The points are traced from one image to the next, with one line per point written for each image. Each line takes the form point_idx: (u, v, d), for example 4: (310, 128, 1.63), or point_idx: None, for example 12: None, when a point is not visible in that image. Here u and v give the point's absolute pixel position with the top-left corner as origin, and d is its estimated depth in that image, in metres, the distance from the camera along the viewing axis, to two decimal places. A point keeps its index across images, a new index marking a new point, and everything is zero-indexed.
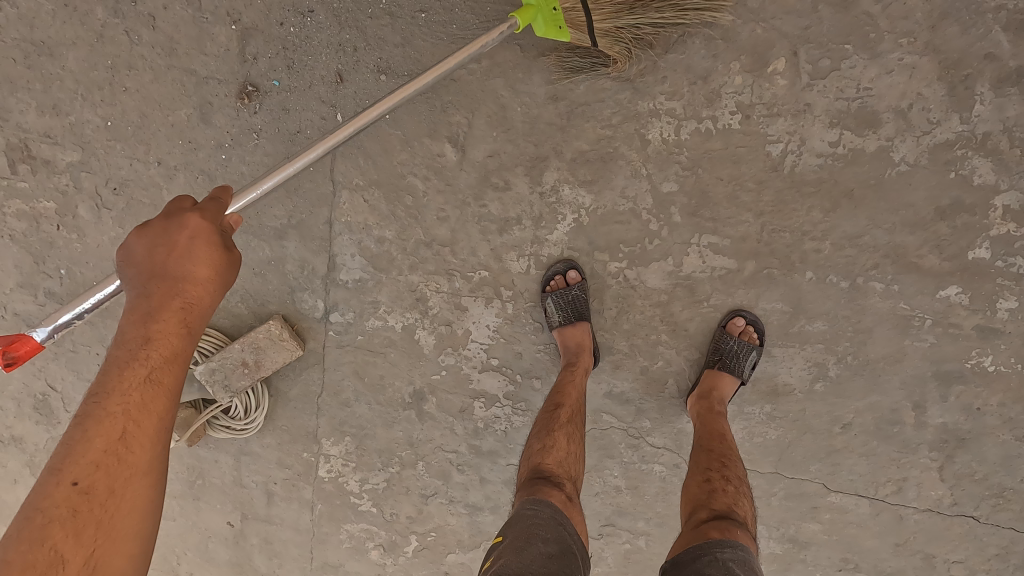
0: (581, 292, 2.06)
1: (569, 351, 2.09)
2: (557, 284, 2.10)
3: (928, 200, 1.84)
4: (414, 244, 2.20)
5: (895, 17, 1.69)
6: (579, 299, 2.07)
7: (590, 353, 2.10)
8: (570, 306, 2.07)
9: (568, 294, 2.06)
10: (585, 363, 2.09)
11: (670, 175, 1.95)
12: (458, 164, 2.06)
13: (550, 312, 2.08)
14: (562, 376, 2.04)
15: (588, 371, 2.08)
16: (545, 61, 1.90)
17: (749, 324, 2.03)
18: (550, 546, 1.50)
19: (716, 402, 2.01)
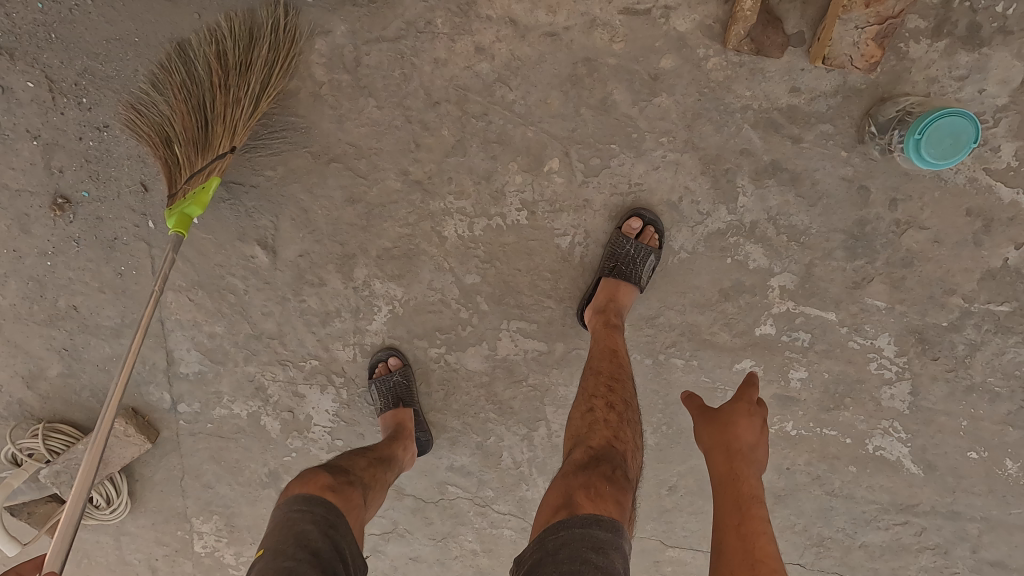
0: (403, 378, 2.12)
1: (390, 428, 2.10)
2: (381, 370, 2.15)
3: (712, 283, 1.89)
4: (244, 337, 2.24)
5: (652, 118, 1.72)
6: (399, 385, 2.12)
7: (412, 433, 2.11)
8: (389, 391, 2.13)
9: (386, 377, 2.12)
10: (407, 443, 2.08)
11: (472, 268, 1.99)
12: (272, 263, 2.09)
13: (375, 398, 2.14)
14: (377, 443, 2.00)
15: (410, 451, 2.07)
16: (336, 166, 1.92)
17: (647, 225, 1.82)
18: (315, 546, 1.38)
19: (611, 315, 1.85)
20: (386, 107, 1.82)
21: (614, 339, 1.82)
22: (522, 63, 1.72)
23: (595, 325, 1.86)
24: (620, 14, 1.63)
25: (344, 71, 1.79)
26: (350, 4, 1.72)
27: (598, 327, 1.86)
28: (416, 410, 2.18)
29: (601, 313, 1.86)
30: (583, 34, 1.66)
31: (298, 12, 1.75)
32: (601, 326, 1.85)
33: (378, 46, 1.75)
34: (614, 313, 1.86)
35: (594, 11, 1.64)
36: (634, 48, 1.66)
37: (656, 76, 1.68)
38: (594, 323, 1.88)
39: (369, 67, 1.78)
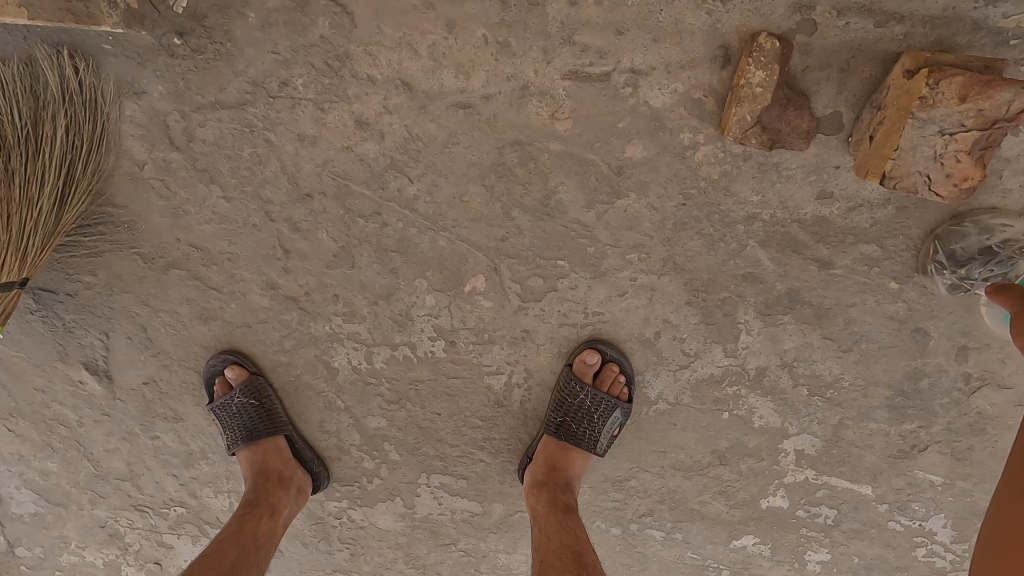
0: (244, 397, 1.41)
1: (252, 485, 1.40)
2: (220, 392, 1.44)
3: (701, 442, 1.37)
4: (87, 477, 1.70)
5: (615, 227, 1.18)
6: (247, 408, 1.42)
7: (284, 485, 1.42)
8: (239, 422, 1.43)
9: (236, 415, 1.42)
10: (276, 495, 1.40)
11: (375, 409, 1.46)
12: (109, 392, 1.55)
13: (206, 369, 1.45)
14: (227, 530, 1.30)
15: (280, 516, 1.38)
16: (178, 274, 1.37)
17: (609, 363, 1.28)
18: None
19: (560, 491, 1.28)
20: (237, 200, 1.27)
21: (571, 531, 1.20)
22: (424, 145, 1.16)
23: (537, 506, 1.26)
24: (564, 80, 1.08)
25: (170, 149, 1.24)
26: (165, 54, 1.15)
27: (540, 510, 1.26)
28: (279, 403, 1.47)
29: (544, 488, 1.28)
30: (511, 107, 1.11)
31: (95, 65, 1.18)
32: (545, 507, 1.26)
33: (216, 116, 1.19)
34: (560, 488, 1.29)
35: (526, 74, 1.08)
36: (587, 129, 1.11)
37: (620, 169, 1.13)
38: (532, 504, 1.28)
39: (207, 145, 1.22)
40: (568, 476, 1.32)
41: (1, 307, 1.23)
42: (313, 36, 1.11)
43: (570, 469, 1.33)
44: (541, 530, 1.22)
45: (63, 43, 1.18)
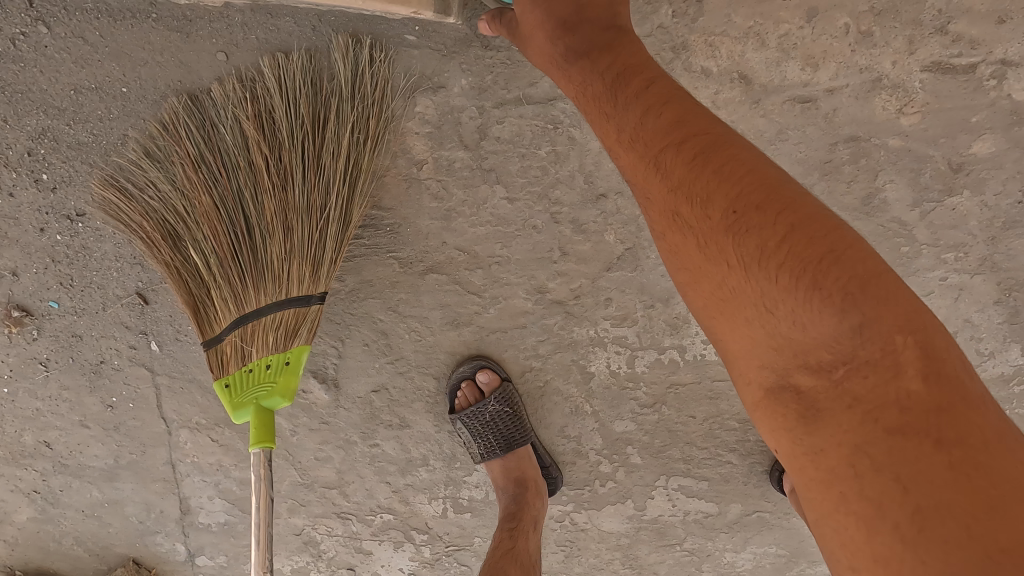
0: (500, 405, 1.36)
1: (510, 496, 1.36)
2: (466, 402, 1.39)
3: None
4: (290, 485, 1.64)
5: (938, 226, 1.13)
6: (501, 416, 1.37)
7: (540, 494, 1.37)
8: (493, 430, 1.38)
9: (490, 422, 1.38)
10: (535, 505, 1.36)
11: (625, 413, 1.41)
12: (333, 400, 1.48)
13: (453, 382, 1.39)
14: (500, 545, 1.27)
15: (542, 528, 1.34)
16: (436, 279, 1.30)
17: None
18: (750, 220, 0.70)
19: None
20: (521, 201, 1.19)
21: None
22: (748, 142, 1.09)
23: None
24: (923, 72, 1.01)
25: (458, 147, 1.15)
26: (478, 46, 1.08)
27: None
28: (524, 408, 1.41)
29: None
30: (856, 101, 1.04)
31: (391, 57, 1.10)
32: None
33: (518, 112, 1.11)
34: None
35: (882, 66, 1.02)
36: (935, 124, 1.05)
37: (959, 166, 1.08)
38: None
39: (501, 142, 1.14)
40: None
41: (301, 327, 1.18)
42: (653, 24, 1.02)
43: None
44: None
45: (360, 35, 1.10)
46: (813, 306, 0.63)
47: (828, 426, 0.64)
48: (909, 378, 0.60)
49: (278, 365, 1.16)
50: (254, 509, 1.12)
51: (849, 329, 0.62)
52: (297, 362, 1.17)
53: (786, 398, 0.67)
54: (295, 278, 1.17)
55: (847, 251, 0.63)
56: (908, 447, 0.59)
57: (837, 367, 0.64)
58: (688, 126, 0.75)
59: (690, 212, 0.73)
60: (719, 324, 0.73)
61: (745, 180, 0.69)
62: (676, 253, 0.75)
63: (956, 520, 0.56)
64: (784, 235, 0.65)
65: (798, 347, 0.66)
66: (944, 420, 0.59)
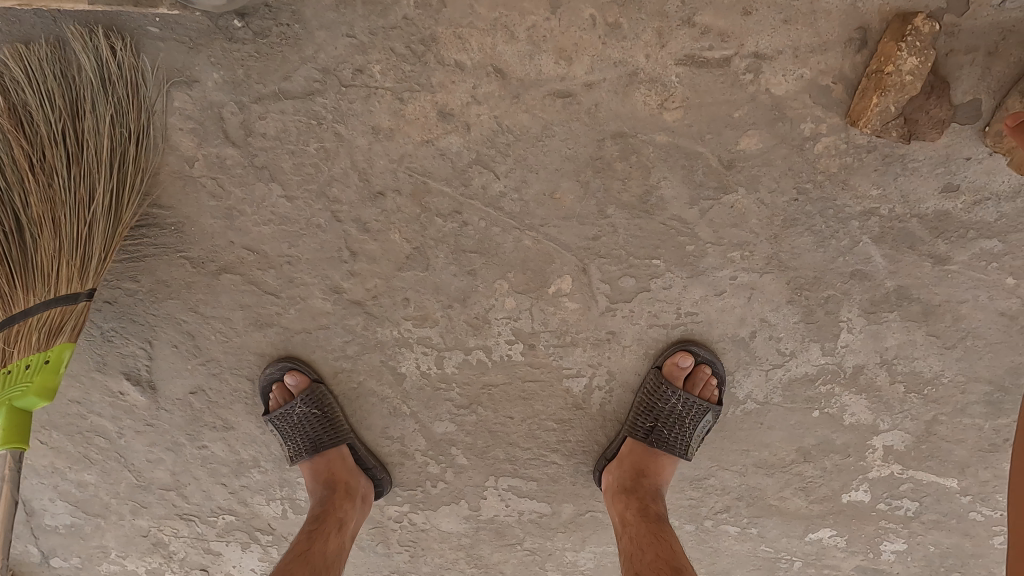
0: (306, 407, 1.32)
1: (318, 498, 1.34)
2: (277, 402, 1.35)
3: (788, 440, 1.33)
4: (127, 487, 1.61)
5: (718, 224, 1.10)
6: (309, 418, 1.34)
7: (351, 496, 1.35)
8: (302, 432, 1.36)
9: (298, 424, 1.35)
10: (343, 507, 1.33)
11: (443, 414, 1.38)
12: (152, 402, 1.45)
13: (265, 380, 1.35)
14: (295, 547, 1.23)
15: (347, 531, 1.31)
16: (230, 279, 1.26)
17: (704, 368, 1.23)
18: None
19: (651, 497, 1.25)
20: (300, 199, 1.15)
21: (667, 538, 1.16)
22: (514, 138, 1.06)
23: (627, 513, 1.23)
24: (677, 65, 0.98)
25: (225, 144, 1.11)
26: (223, 37, 1.03)
27: (631, 517, 1.22)
28: (340, 410, 1.38)
29: (633, 495, 1.25)
30: (616, 96, 1.01)
31: (134, 44, 1.06)
32: (636, 515, 1.22)
33: (278, 108, 1.07)
34: (650, 496, 1.26)
35: (635, 59, 0.98)
36: (698, 120, 1.02)
37: (730, 163, 1.05)
38: (621, 510, 1.24)
39: (267, 138, 1.10)
40: (656, 483, 1.29)
41: (65, 325, 1.12)
42: (396, 16, 0.99)
43: (658, 475, 1.30)
44: (633, 539, 1.18)
45: (100, 21, 1.06)
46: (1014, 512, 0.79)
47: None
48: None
49: (36, 365, 1.09)
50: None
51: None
52: (61, 360, 1.12)
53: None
54: (62, 275, 1.09)
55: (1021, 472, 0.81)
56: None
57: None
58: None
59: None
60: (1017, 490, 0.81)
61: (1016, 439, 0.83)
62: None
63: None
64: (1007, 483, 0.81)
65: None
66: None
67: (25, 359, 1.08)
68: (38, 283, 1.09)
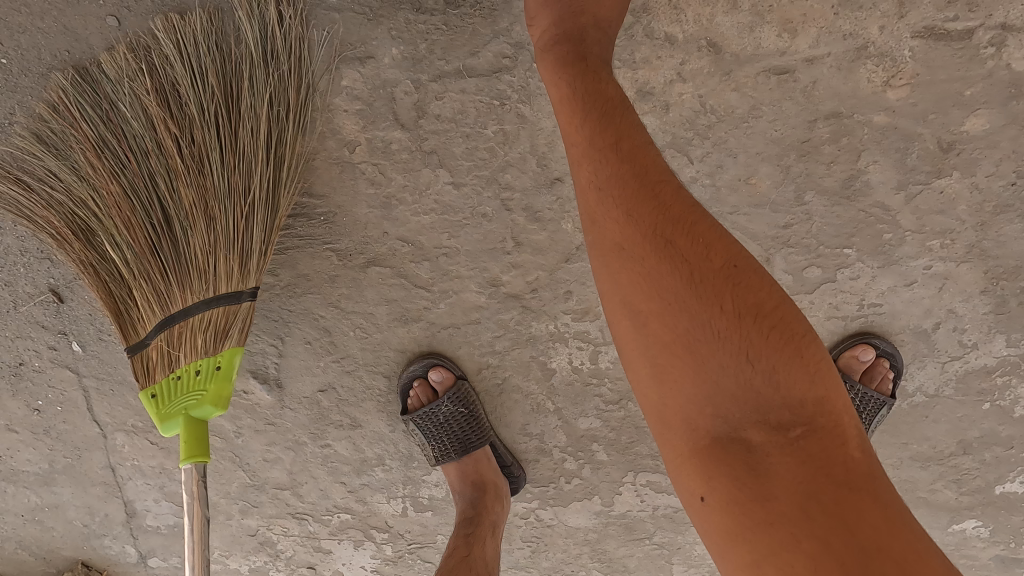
0: (453, 406, 1.26)
1: (468, 500, 1.28)
2: (418, 401, 1.28)
3: (951, 433, 1.29)
4: (239, 487, 1.55)
5: (924, 210, 1.03)
6: (456, 417, 1.28)
7: (500, 497, 1.30)
8: (447, 432, 1.29)
9: (444, 424, 1.28)
10: (494, 508, 1.28)
11: (589, 410, 1.33)
12: (276, 400, 1.37)
13: (405, 381, 1.28)
14: (455, 552, 1.19)
15: (500, 532, 1.26)
16: (379, 272, 1.18)
17: (882, 359, 1.17)
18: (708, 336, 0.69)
19: None
20: (469, 186, 1.07)
21: None
22: (717, 120, 0.98)
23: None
24: (913, 38, 0.90)
25: (393, 127, 1.02)
26: (408, 8, 0.94)
27: None
28: (482, 408, 1.32)
29: None
30: (839, 73, 0.93)
31: (303, 14, 0.96)
32: None
33: (459, 87, 0.98)
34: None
35: (868, 31, 0.90)
36: (925, 99, 0.94)
37: (950, 145, 0.97)
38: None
39: (441, 121, 1.01)
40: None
41: (231, 326, 1.01)
42: None
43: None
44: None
45: None
46: (738, 358, 0.67)
47: (776, 479, 0.64)
48: (848, 438, 0.65)
49: (208, 371, 0.99)
50: (188, 533, 1.00)
51: (789, 386, 0.65)
52: (231, 366, 1.01)
53: (734, 448, 0.66)
54: (221, 271, 1.00)
55: (748, 273, 0.70)
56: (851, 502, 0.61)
57: (795, 425, 0.65)
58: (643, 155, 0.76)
59: (634, 245, 0.72)
60: (662, 359, 0.70)
61: (677, 208, 0.72)
62: (653, 279, 0.71)
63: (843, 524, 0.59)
64: (775, 309, 0.68)
65: (749, 393, 0.67)
66: (848, 473, 0.62)
67: (198, 365, 0.99)
68: (196, 281, 1.00)
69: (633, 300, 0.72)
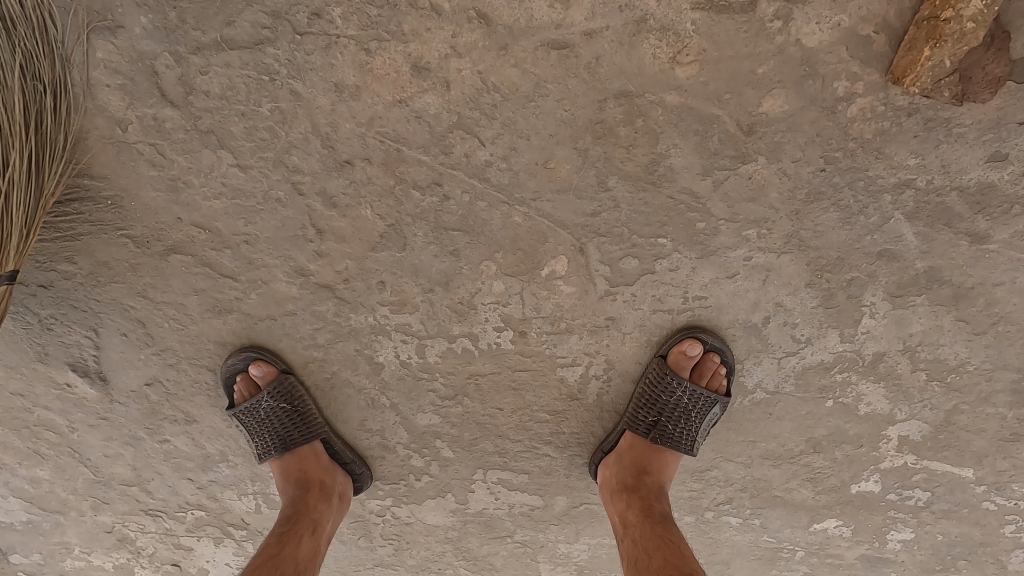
0: (276, 400, 1.21)
1: (290, 498, 1.21)
2: (242, 394, 1.23)
3: (798, 430, 1.24)
4: (85, 483, 1.49)
5: (734, 198, 0.97)
6: (279, 412, 1.22)
7: (326, 496, 1.23)
8: (270, 428, 1.23)
9: (267, 419, 1.23)
10: (317, 507, 1.21)
11: (426, 405, 1.27)
12: (104, 394, 1.31)
13: (230, 374, 1.23)
14: (265, 551, 1.13)
15: (322, 533, 1.20)
16: (181, 261, 1.11)
17: (710, 355, 1.12)
18: None
19: (653, 497, 1.15)
20: (255, 168, 1.00)
21: (673, 542, 1.08)
22: (502, 99, 0.91)
23: (628, 514, 1.13)
24: (694, 11, 0.84)
25: (162, 104, 0.95)
26: None
27: (632, 517, 1.13)
28: (313, 404, 1.26)
29: (634, 494, 1.15)
30: (621, 48, 0.86)
31: None
32: (638, 514, 1.13)
33: (224, 60, 0.91)
34: (654, 495, 1.16)
35: (645, 2, 0.84)
36: (716, 77, 0.87)
37: (750, 128, 0.91)
38: (622, 511, 1.15)
39: (212, 97, 0.94)
40: (659, 481, 1.18)
41: None
42: None
43: (661, 472, 1.19)
44: (636, 542, 1.09)
45: None
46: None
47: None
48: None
49: None
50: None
51: None
52: None
53: None
54: None
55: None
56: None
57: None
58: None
59: None
60: None
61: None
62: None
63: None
64: None
65: None
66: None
67: None
68: None
69: None
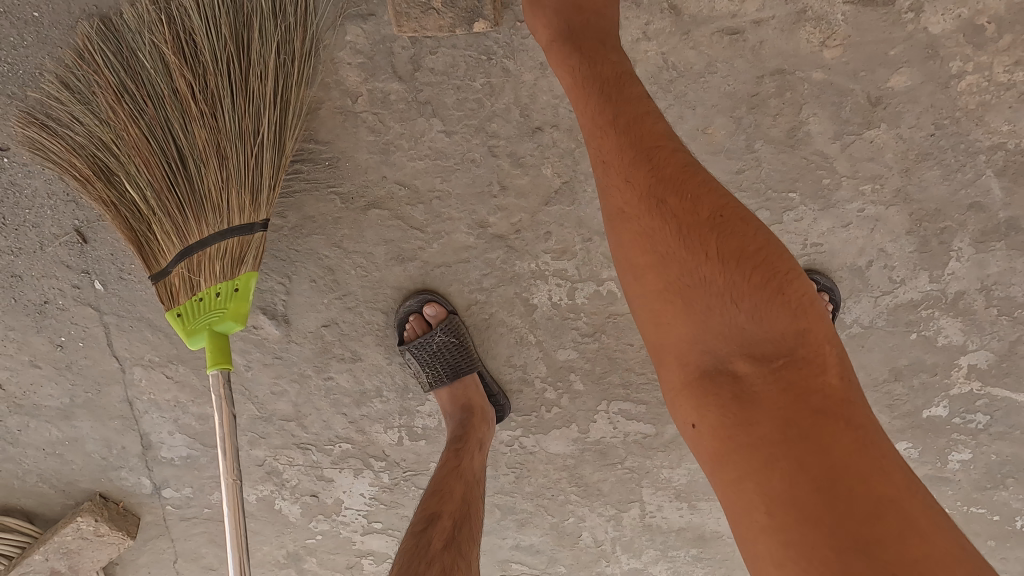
0: (447, 337, 1.41)
1: (457, 420, 1.44)
2: (414, 331, 1.42)
3: (883, 361, 1.45)
4: (247, 419, 1.69)
5: (857, 158, 1.19)
6: (448, 347, 1.42)
7: (486, 419, 1.45)
8: (440, 361, 1.44)
9: (436, 353, 1.43)
10: (480, 429, 1.43)
11: (567, 342, 1.48)
12: (285, 335, 1.51)
13: (405, 316, 1.41)
14: (446, 463, 1.34)
15: (487, 448, 1.42)
16: (378, 215, 1.31)
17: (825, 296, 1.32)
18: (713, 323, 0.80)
19: None
20: (459, 133, 1.22)
21: None
22: (678, 75, 1.12)
23: None
24: (845, 4, 1.06)
25: (392, 79, 1.17)
26: None
27: None
28: (472, 341, 1.47)
29: None
30: (782, 34, 1.08)
31: None
32: None
33: (449, 43, 1.15)
34: None
35: None
36: (856, 57, 1.10)
37: (877, 100, 1.13)
38: None
39: (434, 74, 1.17)
40: None
41: (245, 254, 1.16)
42: None
43: None
44: None
45: None
46: (730, 292, 0.79)
47: (767, 405, 0.76)
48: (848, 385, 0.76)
49: (227, 293, 1.15)
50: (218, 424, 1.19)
51: (775, 345, 0.77)
52: (247, 288, 1.17)
53: (753, 409, 0.77)
54: (234, 205, 1.14)
55: (734, 220, 0.80)
56: (786, 435, 0.74)
57: (807, 385, 0.76)
58: (643, 124, 0.88)
59: (655, 237, 0.83)
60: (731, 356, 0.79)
61: (705, 204, 0.81)
62: (657, 262, 0.83)
63: (826, 483, 0.70)
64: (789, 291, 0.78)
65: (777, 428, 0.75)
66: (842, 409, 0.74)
67: (218, 289, 1.14)
68: (208, 214, 1.14)
69: (654, 297, 0.84)
